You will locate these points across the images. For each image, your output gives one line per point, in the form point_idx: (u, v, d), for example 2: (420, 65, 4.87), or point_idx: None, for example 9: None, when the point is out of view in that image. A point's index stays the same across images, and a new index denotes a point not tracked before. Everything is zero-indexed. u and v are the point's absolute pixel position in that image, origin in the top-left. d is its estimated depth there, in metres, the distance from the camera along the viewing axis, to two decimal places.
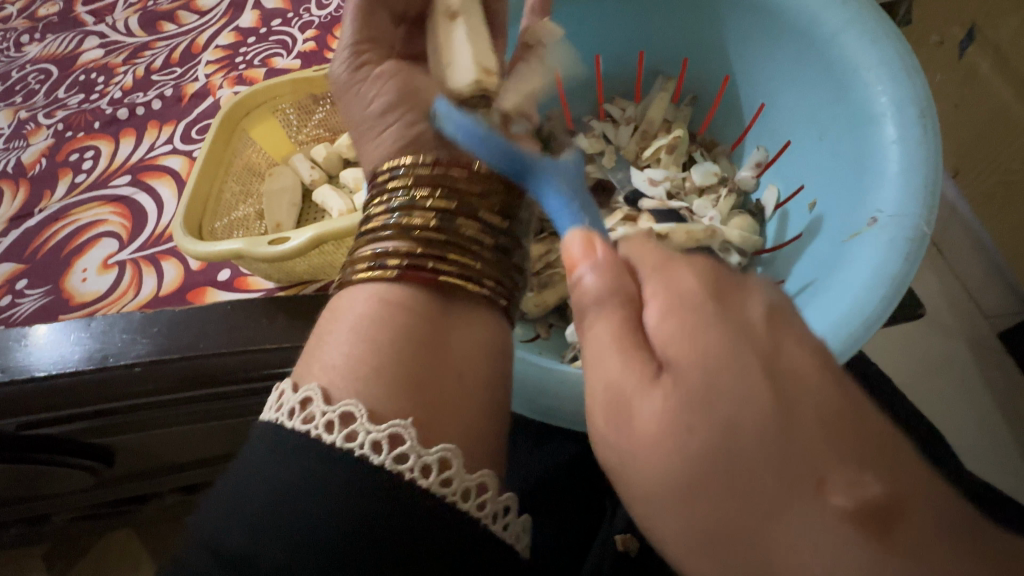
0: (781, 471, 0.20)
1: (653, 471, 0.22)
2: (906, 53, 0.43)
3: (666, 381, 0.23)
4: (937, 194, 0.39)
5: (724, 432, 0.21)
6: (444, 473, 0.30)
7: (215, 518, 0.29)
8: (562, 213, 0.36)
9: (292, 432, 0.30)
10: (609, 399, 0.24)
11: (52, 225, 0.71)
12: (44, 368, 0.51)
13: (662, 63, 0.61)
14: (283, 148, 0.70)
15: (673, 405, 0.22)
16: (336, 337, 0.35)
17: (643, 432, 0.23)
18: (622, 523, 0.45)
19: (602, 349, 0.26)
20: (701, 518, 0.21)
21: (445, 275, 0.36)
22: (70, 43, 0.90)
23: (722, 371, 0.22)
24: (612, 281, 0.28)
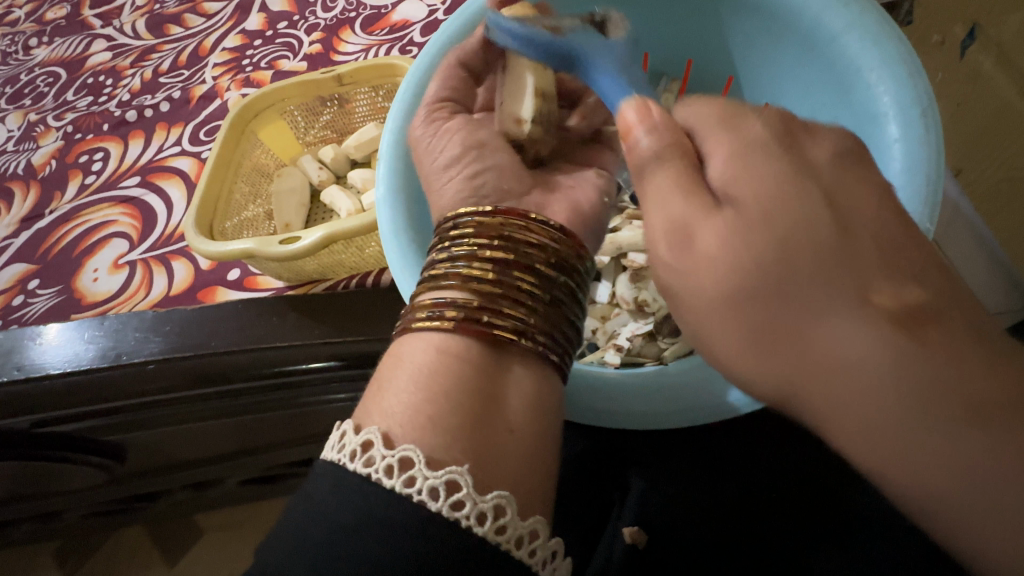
0: (836, 286, 0.26)
1: (713, 279, 0.28)
2: (908, 55, 0.44)
3: (727, 210, 0.29)
4: (938, 192, 0.40)
5: (775, 241, 0.27)
6: (455, 496, 0.30)
7: (273, 551, 0.29)
8: (613, 87, 0.41)
9: (354, 475, 0.30)
10: (674, 227, 0.29)
11: (63, 226, 0.72)
12: (59, 366, 0.52)
13: (666, 64, 0.62)
14: (290, 149, 0.71)
15: (730, 230, 0.28)
16: (395, 385, 0.34)
17: (706, 251, 0.28)
18: (630, 516, 0.46)
19: (664, 190, 0.31)
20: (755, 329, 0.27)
21: (498, 330, 0.35)
22: (79, 46, 0.91)
23: (775, 203, 0.28)
24: (664, 144, 0.32)
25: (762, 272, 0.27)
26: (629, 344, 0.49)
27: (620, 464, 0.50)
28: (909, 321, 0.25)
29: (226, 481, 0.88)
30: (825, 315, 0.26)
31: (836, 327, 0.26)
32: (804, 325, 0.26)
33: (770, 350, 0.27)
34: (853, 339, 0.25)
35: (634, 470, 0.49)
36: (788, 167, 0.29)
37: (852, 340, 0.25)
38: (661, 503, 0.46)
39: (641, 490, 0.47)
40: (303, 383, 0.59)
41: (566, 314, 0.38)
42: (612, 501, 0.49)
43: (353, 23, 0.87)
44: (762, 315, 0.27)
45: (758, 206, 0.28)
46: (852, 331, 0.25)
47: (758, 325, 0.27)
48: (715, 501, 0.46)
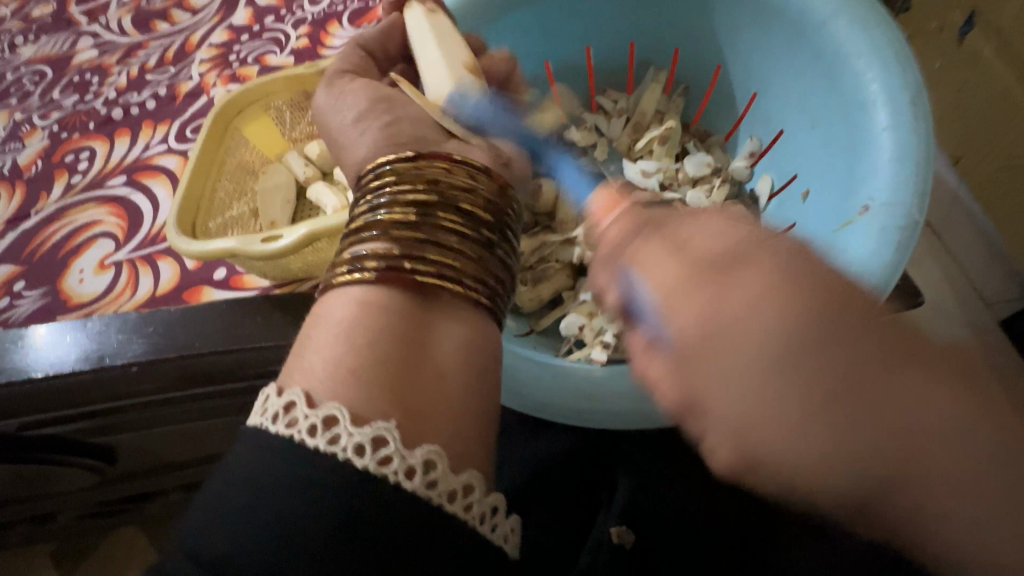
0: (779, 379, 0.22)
1: (671, 377, 0.25)
2: (897, 38, 0.43)
3: (675, 302, 0.26)
4: (928, 182, 0.39)
5: (822, 307, 0.22)
6: (381, 450, 0.29)
7: (205, 518, 0.28)
8: (579, 180, 0.46)
9: (277, 438, 0.30)
10: (631, 318, 0.27)
11: (49, 226, 0.71)
12: (43, 369, 0.51)
13: (654, 54, 0.60)
14: (275, 145, 0.68)
15: (682, 275, 0.26)
16: (317, 341, 0.34)
17: (732, 313, 0.23)
18: (617, 516, 0.46)
19: (634, 276, 0.28)
20: (721, 421, 0.23)
21: (421, 275, 0.35)
22: (65, 44, 0.90)
23: (786, 266, 0.23)
24: (631, 222, 0.30)
25: (806, 321, 0.22)
26: (615, 340, 0.48)
27: (610, 461, 0.50)
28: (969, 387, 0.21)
29: None
30: (898, 375, 0.21)
31: (912, 389, 0.21)
32: (760, 418, 0.22)
33: (827, 427, 0.21)
34: (930, 404, 0.21)
35: (622, 469, 0.49)
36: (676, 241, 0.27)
37: (926, 403, 0.21)
38: (648, 499, 0.46)
39: (630, 488, 0.47)
40: None
41: (490, 254, 0.38)
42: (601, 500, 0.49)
43: (340, 16, 0.86)
44: (812, 382, 0.21)
45: (770, 264, 0.23)
46: (936, 395, 0.21)
47: (831, 396, 0.21)
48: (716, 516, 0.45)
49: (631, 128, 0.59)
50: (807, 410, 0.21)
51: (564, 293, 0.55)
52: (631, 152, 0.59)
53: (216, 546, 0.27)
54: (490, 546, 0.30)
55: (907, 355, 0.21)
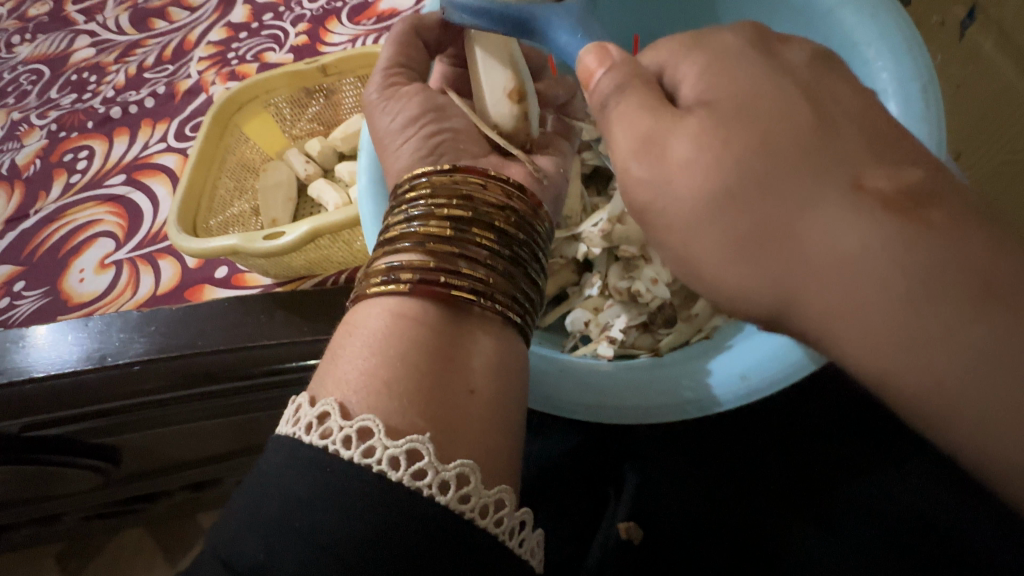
0: (819, 174, 0.27)
1: (691, 184, 0.28)
2: (906, 25, 0.42)
3: (698, 112, 0.29)
4: (940, 171, 0.39)
5: (752, 146, 0.28)
6: (416, 465, 0.29)
7: (233, 525, 0.28)
8: (573, 44, 0.39)
9: (309, 448, 0.29)
10: (645, 142, 0.29)
11: (48, 226, 0.71)
12: (42, 369, 0.51)
13: (656, 47, 0.60)
14: (276, 142, 0.69)
15: (703, 135, 0.28)
16: (351, 351, 0.33)
17: (680, 171, 0.28)
18: (625, 512, 0.46)
19: (626, 112, 0.30)
20: (735, 231, 0.28)
21: (455, 289, 0.35)
22: (62, 43, 0.89)
23: (757, 92, 0.29)
24: (624, 78, 0.31)
25: (734, 166, 0.27)
26: (623, 336, 0.48)
27: (616, 458, 0.50)
28: (897, 205, 0.26)
29: (224, 481, 0.88)
30: (815, 204, 0.26)
31: (833, 217, 0.26)
32: (791, 222, 0.27)
33: (751, 252, 0.28)
34: (844, 230, 0.26)
35: (629, 464, 0.49)
36: (755, 75, 0.30)
37: (840, 227, 0.26)
38: (656, 493, 0.46)
39: (637, 483, 0.47)
40: (294, 382, 0.58)
41: (522, 272, 0.39)
42: (608, 496, 0.48)
43: (339, 13, 0.85)
44: (736, 222, 0.28)
45: (733, 97, 0.29)
46: (853, 222, 0.26)
47: (750, 233, 0.27)
48: (725, 508, 0.45)
49: None
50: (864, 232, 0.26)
51: (568, 288, 0.55)
52: None
53: (249, 553, 0.27)
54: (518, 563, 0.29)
55: (857, 188, 0.26)
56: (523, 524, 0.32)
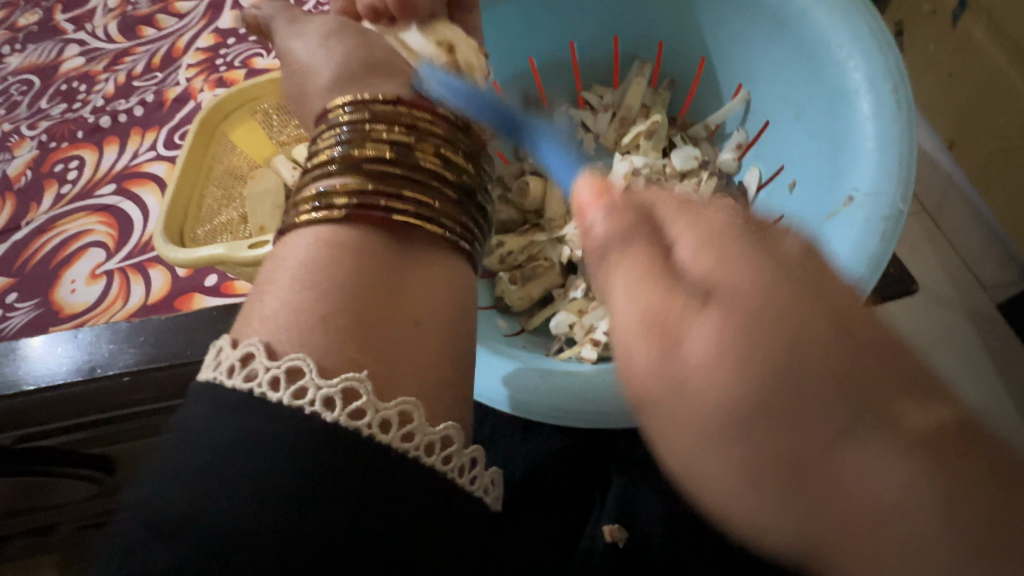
0: (851, 411, 0.18)
1: (725, 455, 0.19)
2: (878, 26, 0.42)
3: (713, 302, 0.21)
4: (912, 171, 0.39)
5: (780, 360, 0.19)
6: (354, 404, 0.29)
7: (160, 484, 0.26)
8: (563, 165, 0.40)
9: (233, 391, 0.29)
10: (647, 324, 0.22)
11: (40, 236, 0.71)
12: (34, 381, 0.51)
13: (638, 48, 0.60)
14: (264, 150, 0.68)
15: (723, 331, 0.20)
16: (277, 285, 0.33)
17: (697, 373, 0.20)
18: (610, 514, 0.46)
19: (627, 281, 0.24)
20: (758, 459, 0.18)
21: (398, 214, 0.35)
22: (51, 53, 0.89)
23: (770, 299, 0.20)
24: (629, 224, 0.26)
25: (755, 389, 0.19)
26: (605, 337, 0.48)
27: (604, 464, 0.52)
28: None
29: None
30: (853, 439, 0.18)
31: (859, 461, 0.18)
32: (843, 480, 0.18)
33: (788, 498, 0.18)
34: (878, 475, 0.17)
35: (614, 466, 0.51)
36: (778, 266, 0.21)
37: (881, 470, 0.17)
38: (639, 493, 0.48)
39: (621, 485, 0.49)
40: None
41: (467, 197, 0.40)
42: (594, 499, 0.50)
43: None
44: (765, 453, 0.19)
45: (746, 297, 0.20)
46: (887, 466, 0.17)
47: (778, 466, 0.18)
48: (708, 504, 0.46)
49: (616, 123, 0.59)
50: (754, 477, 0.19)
51: (557, 291, 0.54)
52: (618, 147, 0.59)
53: (179, 506, 0.25)
54: (467, 497, 0.30)
55: (886, 423, 0.18)
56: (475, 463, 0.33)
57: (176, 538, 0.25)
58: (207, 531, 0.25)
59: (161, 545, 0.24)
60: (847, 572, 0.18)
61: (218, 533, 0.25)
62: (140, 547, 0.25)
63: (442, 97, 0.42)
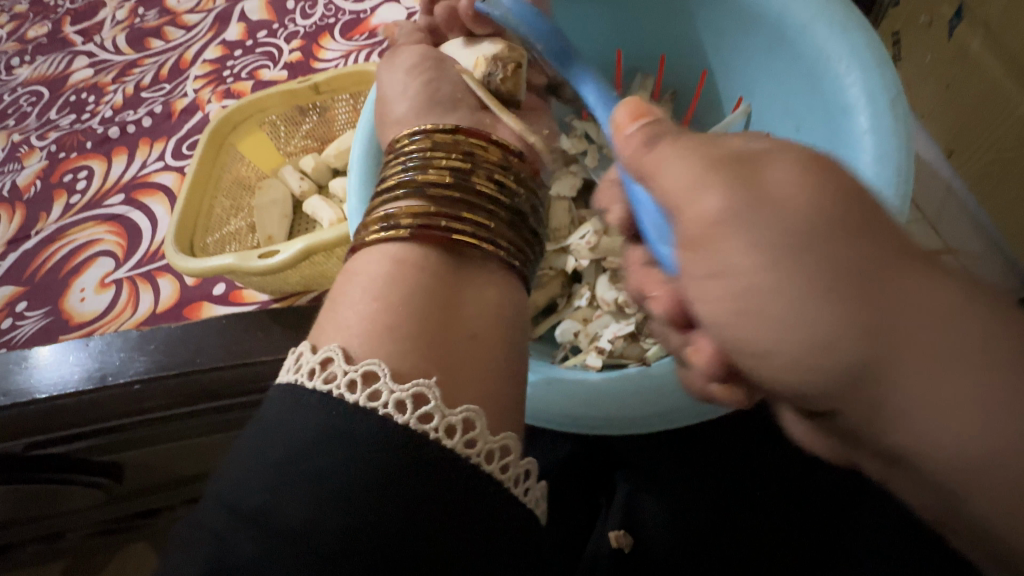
0: (859, 244, 0.23)
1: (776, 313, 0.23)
2: (875, 42, 0.43)
3: (726, 171, 0.25)
4: (910, 183, 0.40)
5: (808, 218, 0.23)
6: (422, 408, 0.30)
7: (242, 473, 0.29)
8: (599, 100, 0.46)
9: (314, 393, 0.31)
10: (678, 198, 0.27)
11: (49, 246, 0.72)
12: (46, 389, 0.52)
13: (640, 61, 0.61)
14: (272, 160, 0.70)
15: (739, 197, 0.24)
16: (349, 298, 0.35)
17: (728, 237, 0.24)
18: (615, 521, 0.48)
19: (666, 161, 0.28)
20: (820, 278, 0.23)
21: (457, 233, 0.37)
22: (61, 64, 0.91)
23: (775, 161, 0.25)
24: (654, 134, 0.30)
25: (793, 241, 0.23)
26: (610, 346, 0.49)
27: (608, 467, 0.52)
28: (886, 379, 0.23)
29: None
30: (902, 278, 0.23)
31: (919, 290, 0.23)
32: (888, 287, 0.23)
33: (842, 301, 0.23)
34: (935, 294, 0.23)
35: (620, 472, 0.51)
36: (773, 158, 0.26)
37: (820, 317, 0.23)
38: (647, 500, 0.48)
39: (627, 491, 0.49)
40: None
41: (520, 222, 0.41)
42: (600, 505, 0.51)
43: (332, 29, 0.87)
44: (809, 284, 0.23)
45: (788, 168, 0.25)
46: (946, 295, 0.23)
47: (839, 283, 0.23)
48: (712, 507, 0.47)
49: None
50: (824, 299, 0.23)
51: (559, 298, 0.56)
52: None
53: (255, 498, 0.28)
54: (523, 507, 0.31)
55: (929, 261, 0.24)
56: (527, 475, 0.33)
57: (256, 528, 0.27)
58: (281, 525, 0.27)
59: (241, 531, 0.27)
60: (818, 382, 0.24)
61: (291, 528, 0.27)
62: (222, 526, 0.28)
63: (510, 14, 0.50)
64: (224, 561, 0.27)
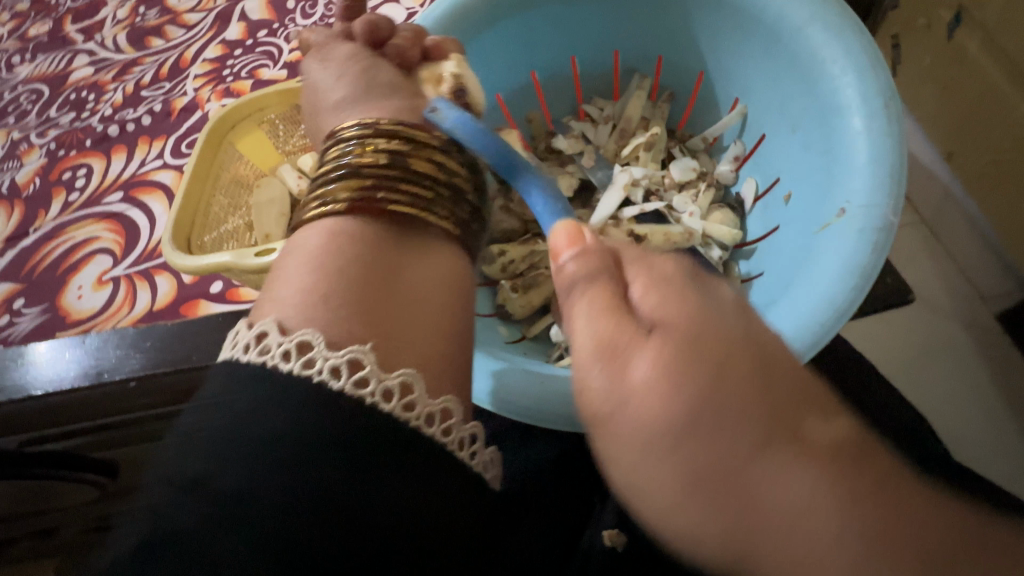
0: (773, 421, 0.22)
1: (644, 423, 0.23)
2: (870, 44, 0.44)
3: (655, 335, 0.26)
4: (903, 184, 0.40)
5: (715, 371, 0.23)
6: (359, 373, 0.31)
7: (179, 448, 0.28)
8: (546, 209, 0.40)
9: (248, 364, 0.31)
10: (600, 351, 0.27)
11: (47, 243, 0.72)
12: (41, 385, 0.52)
13: (638, 61, 0.61)
14: (270, 159, 0.69)
15: (665, 357, 0.24)
16: (287, 274, 0.36)
17: (638, 396, 0.24)
18: (610, 519, 0.47)
19: (590, 312, 0.28)
20: (693, 470, 0.22)
21: (395, 204, 0.38)
22: (61, 62, 0.91)
23: (706, 326, 0.25)
24: (590, 267, 0.30)
25: (688, 400, 0.23)
26: None
27: None
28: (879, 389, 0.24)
29: None
30: (768, 454, 0.21)
31: (779, 469, 0.20)
32: (744, 474, 0.21)
33: (703, 500, 0.21)
34: (798, 485, 0.20)
35: None
36: (713, 305, 0.27)
37: (791, 482, 0.20)
38: None
39: None
40: None
41: (461, 197, 0.42)
42: (593, 504, 0.50)
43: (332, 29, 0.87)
44: (696, 459, 0.22)
45: (683, 326, 0.25)
46: (804, 474, 0.20)
47: (702, 478, 0.22)
48: None
49: (617, 135, 0.60)
50: (685, 483, 0.22)
51: (557, 297, 0.55)
52: (618, 159, 0.60)
53: (191, 468, 0.27)
54: (471, 471, 0.31)
55: (795, 436, 0.21)
56: (476, 440, 0.34)
57: (195, 495, 0.26)
58: (216, 493, 0.26)
59: (178, 501, 0.26)
60: (775, 571, 0.20)
61: (222, 494, 0.26)
62: (156, 500, 0.27)
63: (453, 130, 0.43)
64: (154, 540, 0.25)
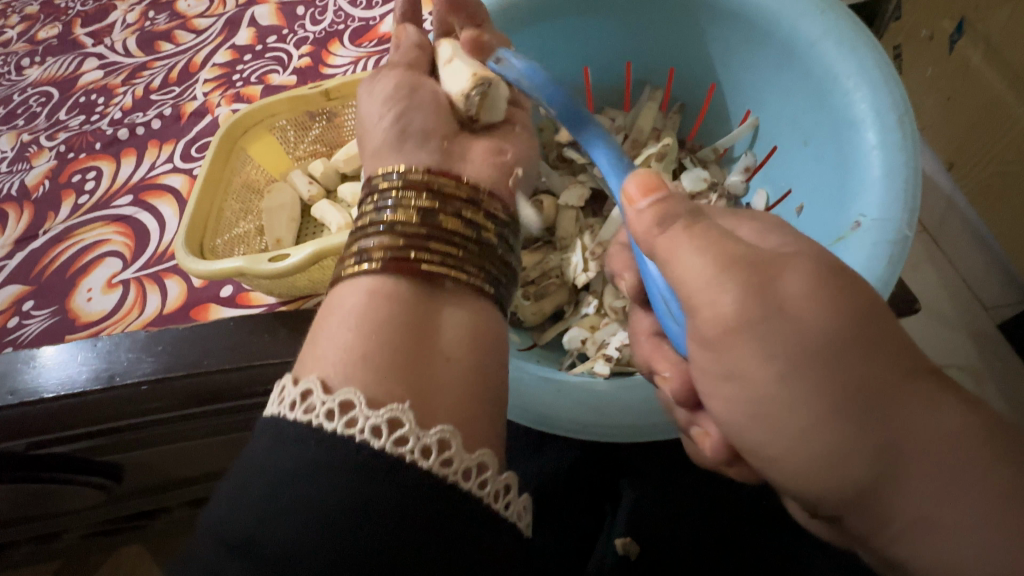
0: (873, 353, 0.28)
1: (762, 366, 0.29)
2: (884, 60, 0.44)
3: (759, 271, 0.30)
4: (918, 198, 0.40)
5: (828, 317, 0.28)
6: (398, 433, 0.31)
7: (227, 507, 0.30)
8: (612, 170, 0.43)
9: (293, 423, 0.32)
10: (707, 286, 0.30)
11: (56, 246, 0.72)
12: (52, 388, 0.52)
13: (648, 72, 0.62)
14: (281, 164, 0.71)
15: (776, 294, 0.29)
16: (328, 332, 0.37)
17: (752, 325, 0.29)
18: (622, 528, 0.49)
19: (681, 245, 0.32)
20: (836, 397, 0.27)
21: (428, 265, 0.39)
22: (71, 65, 0.92)
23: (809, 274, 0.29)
24: (665, 213, 0.33)
25: (810, 344, 0.28)
26: (618, 354, 0.49)
27: (613, 472, 0.53)
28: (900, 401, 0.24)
29: None
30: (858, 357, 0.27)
31: (918, 397, 0.27)
32: (890, 398, 0.27)
33: (842, 423, 0.27)
34: (928, 416, 0.27)
35: (625, 480, 0.52)
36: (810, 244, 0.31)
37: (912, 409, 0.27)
38: (652, 508, 0.50)
39: (633, 499, 0.50)
40: None
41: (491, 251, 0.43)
42: (606, 511, 0.52)
43: (342, 35, 0.88)
44: (829, 383, 0.28)
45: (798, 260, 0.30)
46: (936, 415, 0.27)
47: (848, 401, 0.27)
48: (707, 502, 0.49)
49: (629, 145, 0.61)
50: (825, 410, 0.28)
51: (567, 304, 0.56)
52: None
53: (240, 530, 0.29)
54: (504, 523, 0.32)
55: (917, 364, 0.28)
56: (509, 489, 0.34)
57: (245, 558, 0.28)
58: (267, 552, 0.28)
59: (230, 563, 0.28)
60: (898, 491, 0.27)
61: (272, 554, 0.28)
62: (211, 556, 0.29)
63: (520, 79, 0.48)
64: None
